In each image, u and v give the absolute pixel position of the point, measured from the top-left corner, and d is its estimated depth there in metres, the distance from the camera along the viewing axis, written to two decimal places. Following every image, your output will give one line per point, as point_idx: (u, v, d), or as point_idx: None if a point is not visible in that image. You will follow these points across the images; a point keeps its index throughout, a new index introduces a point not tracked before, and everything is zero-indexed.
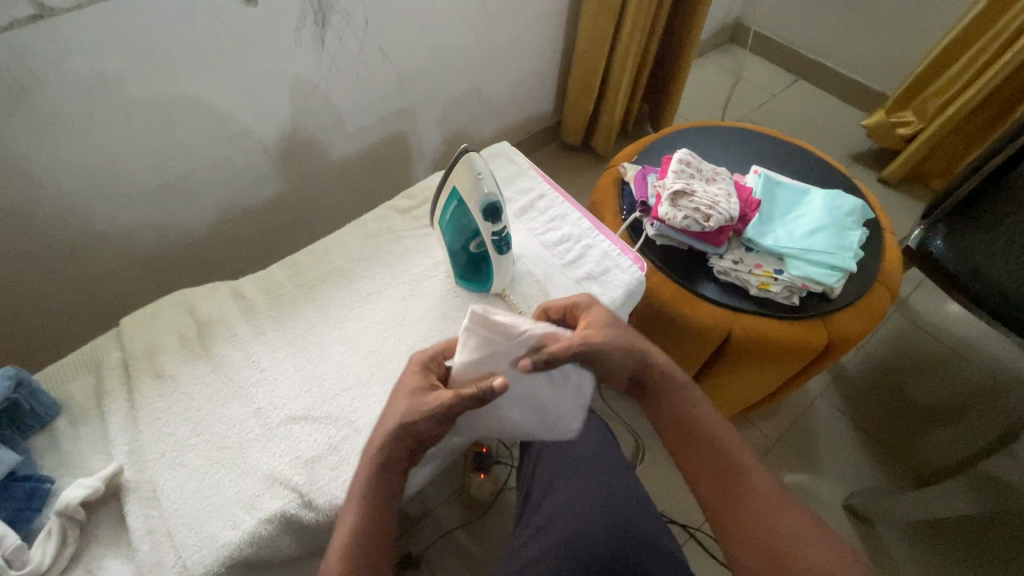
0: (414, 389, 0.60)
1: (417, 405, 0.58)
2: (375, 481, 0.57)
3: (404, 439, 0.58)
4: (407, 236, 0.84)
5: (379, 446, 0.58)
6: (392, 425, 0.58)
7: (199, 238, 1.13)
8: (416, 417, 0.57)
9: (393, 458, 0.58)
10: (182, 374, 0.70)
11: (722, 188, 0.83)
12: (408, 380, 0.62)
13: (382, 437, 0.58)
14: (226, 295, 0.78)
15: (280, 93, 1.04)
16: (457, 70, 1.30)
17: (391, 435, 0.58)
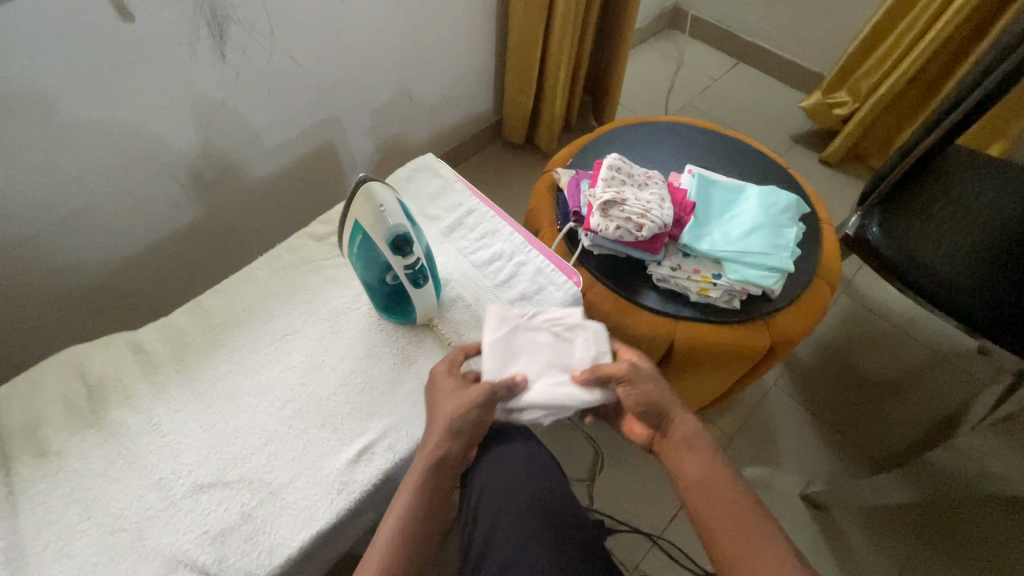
0: (455, 391, 0.63)
1: (465, 401, 0.61)
2: (427, 494, 0.59)
3: (460, 437, 0.61)
4: (326, 266, 0.78)
5: (425, 461, 0.60)
6: (445, 422, 0.61)
7: (105, 277, 1.02)
8: (464, 410, 0.61)
9: (448, 456, 0.61)
10: (70, 448, 0.62)
11: (655, 194, 0.80)
12: (440, 387, 0.63)
13: (433, 442, 0.61)
14: (121, 349, 0.69)
15: (183, 116, 0.94)
16: (383, 75, 1.22)
17: (444, 434, 0.61)
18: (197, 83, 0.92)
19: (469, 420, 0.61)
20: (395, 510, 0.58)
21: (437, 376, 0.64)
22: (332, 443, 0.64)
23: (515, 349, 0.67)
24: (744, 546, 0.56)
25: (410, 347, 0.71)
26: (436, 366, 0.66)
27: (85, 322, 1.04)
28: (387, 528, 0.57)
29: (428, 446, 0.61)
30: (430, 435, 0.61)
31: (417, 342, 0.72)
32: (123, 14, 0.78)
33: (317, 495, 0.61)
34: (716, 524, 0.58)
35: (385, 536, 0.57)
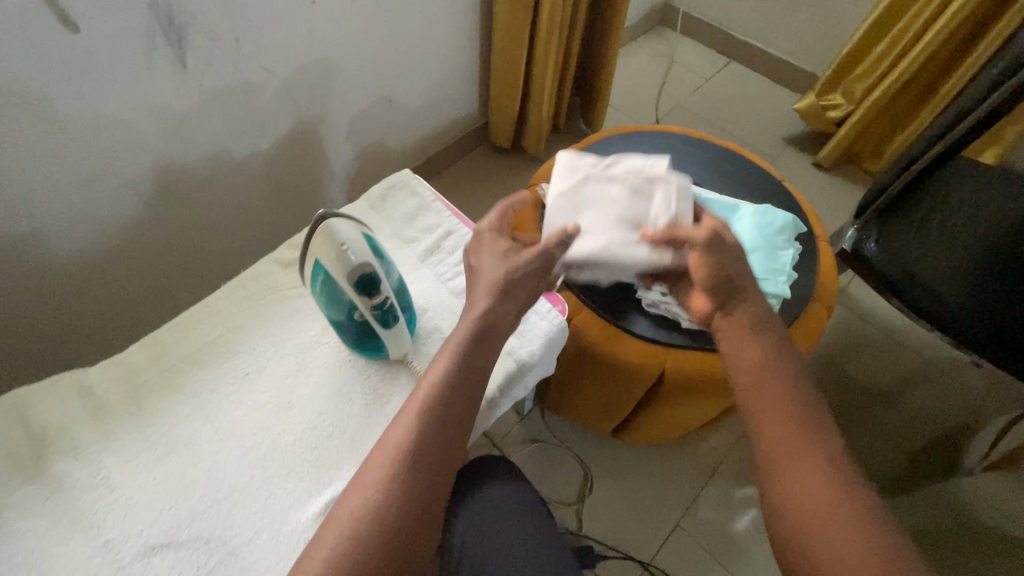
0: (506, 252, 0.62)
1: (517, 263, 0.60)
2: (469, 358, 0.54)
3: (509, 298, 0.58)
4: (293, 296, 0.72)
5: (468, 329, 0.55)
6: (498, 278, 0.58)
7: (65, 303, 0.95)
8: (519, 267, 0.59)
9: (496, 321, 0.56)
10: (9, 508, 0.57)
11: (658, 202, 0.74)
12: (487, 243, 0.63)
13: (479, 304, 0.56)
14: (68, 392, 0.64)
15: (142, 130, 0.88)
16: (359, 80, 1.16)
17: (491, 294, 0.57)
18: (155, 95, 0.86)
19: (519, 279, 0.59)
20: (427, 380, 0.52)
21: (483, 230, 0.64)
22: (298, 495, 0.60)
23: (584, 201, 0.76)
24: (800, 449, 0.49)
25: (383, 385, 0.66)
26: (482, 222, 0.65)
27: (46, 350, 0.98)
28: (411, 404, 0.51)
29: (473, 308, 0.56)
30: (474, 301, 0.57)
31: (391, 379, 0.67)
32: (67, 23, 0.72)
33: (281, 553, 0.56)
34: (773, 419, 0.51)
35: (409, 411, 0.50)
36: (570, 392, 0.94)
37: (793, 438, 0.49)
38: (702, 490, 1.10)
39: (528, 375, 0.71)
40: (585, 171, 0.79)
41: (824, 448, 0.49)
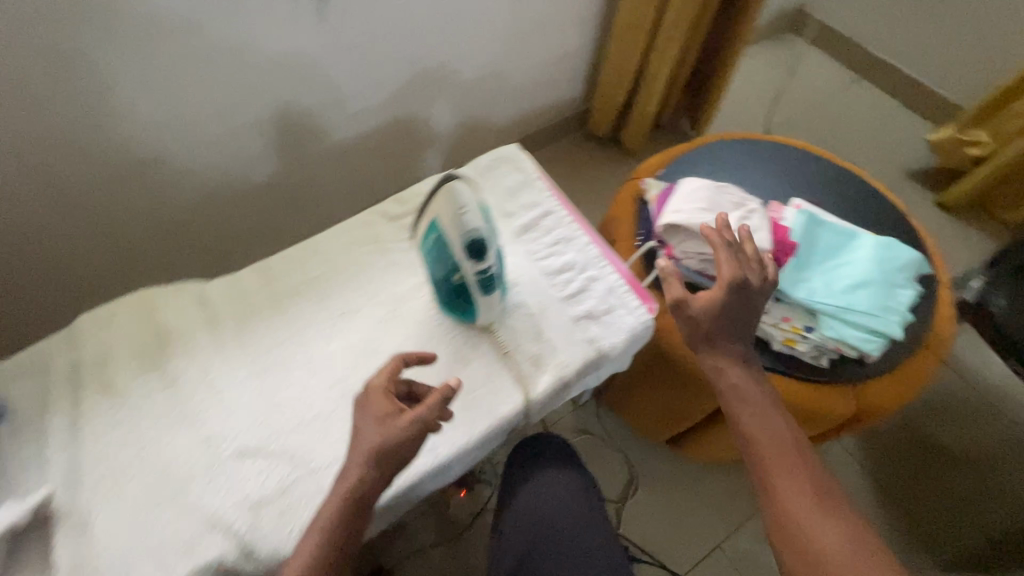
0: (386, 422, 0.55)
1: (393, 432, 0.55)
2: (349, 521, 0.53)
3: (382, 468, 0.55)
4: (392, 249, 0.76)
5: (349, 479, 0.54)
6: (367, 449, 0.54)
7: (181, 222, 1.02)
8: (392, 444, 0.54)
9: (371, 491, 0.54)
10: (131, 389, 0.64)
11: (759, 221, 0.72)
12: (371, 410, 0.57)
13: (354, 468, 0.54)
14: (189, 300, 0.71)
15: (274, 71, 0.93)
16: (474, 49, 1.17)
17: (366, 462, 0.54)
18: (292, 41, 0.91)
19: (392, 450, 0.55)
20: (318, 522, 0.53)
21: (370, 390, 0.58)
22: None
23: (684, 212, 0.72)
24: (847, 559, 0.50)
25: (464, 350, 0.68)
26: (373, 379, 0.58)
27: (156, 258, 1.05)
28: (304, 547, 0.52)
29: (348, 471, 0.55)
30: (351, 461, 0.55)
31: (473, 345, 0.69)
32: None
33: None
34: (813, 533, 0.52)
35: (302, 553, 0.52)
36: (634, 392, 0.93)
37: (838, 556, 0.51)
38: (748, 517, 1.06)
39: (603, 367, 0.70)
40: (696, 190, 0.74)
41: (862, 549, 0.51)
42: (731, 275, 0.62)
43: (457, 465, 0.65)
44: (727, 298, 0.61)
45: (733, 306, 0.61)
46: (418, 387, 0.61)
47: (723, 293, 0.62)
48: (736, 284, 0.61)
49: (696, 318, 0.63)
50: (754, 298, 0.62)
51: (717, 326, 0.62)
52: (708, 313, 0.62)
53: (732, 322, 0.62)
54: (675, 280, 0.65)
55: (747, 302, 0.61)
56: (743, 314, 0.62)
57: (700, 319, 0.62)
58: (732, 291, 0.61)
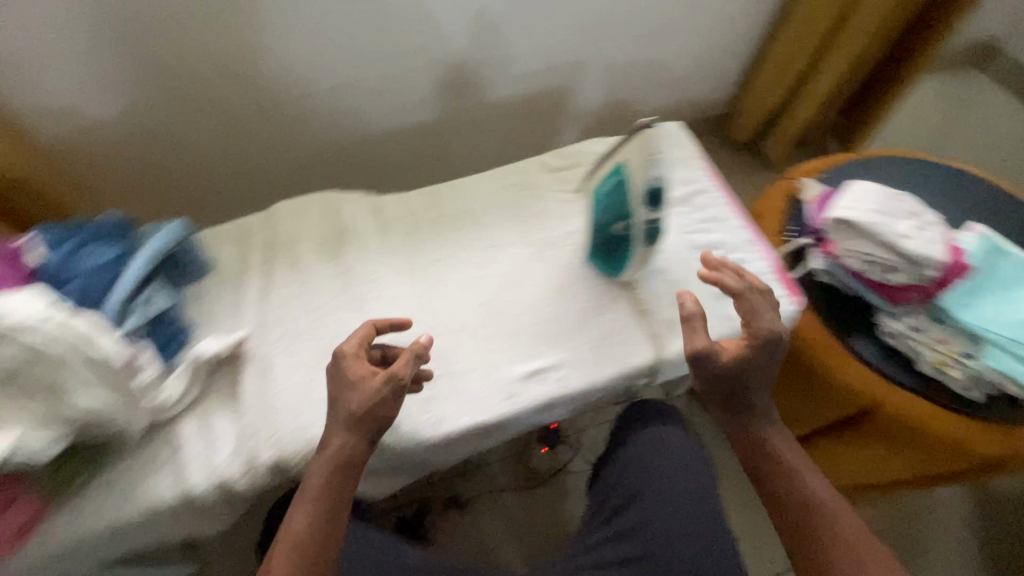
0: (360, 384, 0.58)
1: (369, 393, 0.57)
2: (339, 488, 0.56)
3: (362, 431, 0.57)
4: (548, 196, 0.81)
5: (334, 446, 0.57)
6: (346, 411, 0.57)
7: (348, 147, 1.12)
8: (368, 404, 0.56)
9: (354, 455, 0.57)
10: (312, 270, 0.74)
11: (936, 235, 0.68)
12: (347, 376, 0.58)
13: (338, 436, 0.57)
14: (365, 208, 0.80)
15: (462, 21, 0.99)
16: (641, 30, 1.17)
17: (346, 427, 0.57)
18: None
19: (370, 409, 0.57)
20: (307, 490, 0.56)
21: (342, 355, 0.60)
22: (512, 354, 0.69)
23: (856, 211, 0.69)
24: None
25: (604, 300, 0.72)
26: (344, 345, 0.60)
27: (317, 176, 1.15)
28: (300, 515, 0.54)
29: (331, 440, 0.57)
30: (333, 428, 0.57)
31: (612, 299, 0.72)
32: None
33: (486, 392, 0.66)
34: None
35: (298, 520, 0.54)
36: (745, 390, 0.93)
37: None
38: None
39: None
40: (871, 192, 0.71)
41: None
42: (761, 330, 0.63)
43: (578, 402, 0.69)
44: (752, 352, 0.62)
45: (757, 362, 0.62)
46: (390, 351, 0.64)
47: (750, 347, 0.62)
48: (764, 339, 0.63)
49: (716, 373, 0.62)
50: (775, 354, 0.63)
51: (739, 380, 0.63)
52: (729, 367, 0.62)
53: (753, 377, 0.63)
54: (699, 321, 0.64)
55: (770, 358, 0.63)
56: (763, 369, 0.63)
57: (723, 372, 0.62)
58: (758, 344, 0.62)
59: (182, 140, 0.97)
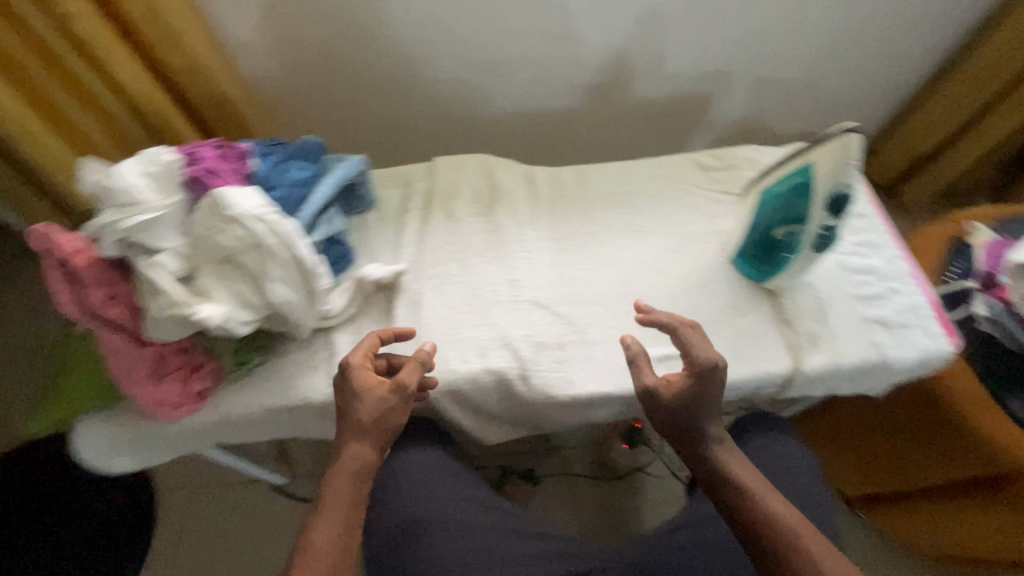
0: (369, 393, 0.59)
1: (377, 400, 0.59)
2: (353, 496, 0.56)
3: (375, 439, 0.59)
4: (697, 193, 0.82)
5: (348, 459, 0.57)
6: (356, 417, 0.58)
7: (490, 120, 1.18)
8: (379, 409, 0.59)
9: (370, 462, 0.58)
10: (466, 222, 0.79)
11: None
12: (355, 386, 0.59)
13: (353, 452, 0.58)
14: (519, 176, 0.84)
15: (628, 16, 1.01)
16: (801, 51, 1.13)
17: (359, 434, 0.58)
18: None
19: (380, 416, 0.59)
20: (324, 508, 0.55)
21: (351, 366, 0.60)
22: (644, 336, 0.70)
23: None
24: None
25: (744, 302, 0.72)
26: (350, 356, 0.60)
27: (457, 144, 1.23)
28: (320, 531, 0.53)
29: (346, 454, 0.58)
30: (351, 443, 0.58)
31: (752, 303, 0.72)
32: None
33: (617, 365, 0.68)
34: None
35: (319, 536, 0.53)
36: (856, 431, 0.90)
37: None
38: None
39: (873, 378, 0.69)
40: None
41: None
42: (692, 358, 0.61)
43: None
44: (687, 384, 0.60)
45: (695, 393, 0.60)
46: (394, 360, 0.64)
47: (685, 378, 0.61)
48: (698, 366, 0.60)
49: (657, 406, 0.62)
50: (718, 385, 0.60)
51: (681, 415, 0.60)
52: (678, 400, 0.60)
53: (696, 411, 0.60)
54: (643, 361, 0.64)
55: (709, 385, 0.60)
56: (705, 398, 0.60)
57: (668, 408, 0.60)
58: (692, 377, 0.60)
59: (352, 87, 1.08)
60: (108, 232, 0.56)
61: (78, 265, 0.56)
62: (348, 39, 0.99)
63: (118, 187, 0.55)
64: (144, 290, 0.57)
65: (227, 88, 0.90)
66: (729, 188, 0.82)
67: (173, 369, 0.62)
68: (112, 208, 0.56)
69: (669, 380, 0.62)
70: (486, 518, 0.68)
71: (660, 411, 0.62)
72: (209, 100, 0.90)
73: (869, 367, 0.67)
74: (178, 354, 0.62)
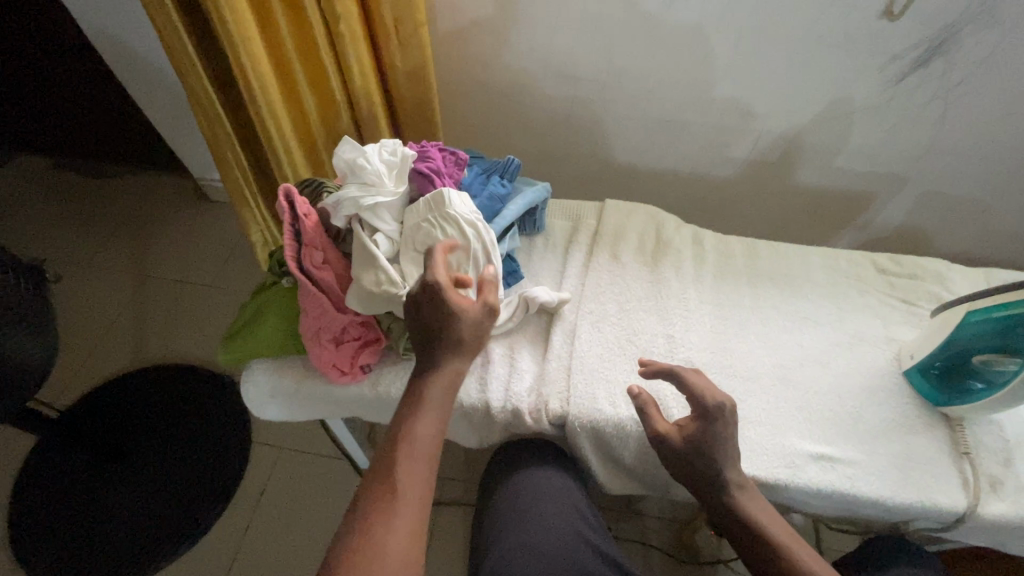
0: (462, 311, 0.54)
1: (469, 319, 0.55)
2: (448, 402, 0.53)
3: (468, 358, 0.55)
4: (872, 294, 0.79)
5: (423, 428, 0.50)
6: (450, 333, 0.54)
7: (643, 173, 1.21)
8: (470, 329, 0.55)
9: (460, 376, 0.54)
10: (629, 267, 0.80)
11: None
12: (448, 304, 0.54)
13: (427, 421, 0.51)
14: (687, 235, 0.84)
15: (815, 104, 1.01)
16: (990, 173, 1.07)
17: (452, 348, 0.54)
18: (852, 90, 0.98)
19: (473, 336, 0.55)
20: (399, 474, 0.47)
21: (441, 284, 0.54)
22: (801, 429, 0.67)
23: None
24: None
25: (915, 421, 0.67)
26: (435, 274, 0.55)
27: (603, 187, 1.27)
28: (421, 429, 0.50)
29: (416, 422, 0.51)
30: (424, 411, 0.51)
31: (924, 424, 0.67)
32: (885, 13, 0.86)
33: (769, 450, 0.65)
34: None
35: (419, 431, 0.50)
36: None
37: None
38: None
39: None
40: None
41: None
42: (700, 402, 0.60)
43: (850, 507, 0.65)
44: (695, 428, 0.60)
45: (702, 437, 0.59)
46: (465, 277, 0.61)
47: (694, 423, 0.60)
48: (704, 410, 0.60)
49: (669, 455, 0.61)
50: (724, 429, 0.59)
51: (693, 461, 0.59)
52: (688, 445, 0.60)
53: (705, 458, 0.58)
54: (653, 408, 0.63)
55: (715, 430, 0.59)
56: (715, 445, 0.58)
57: (679, 454, 0.60)
58: (698, 419, 0.60)
59: (528, 116, 1.15)
60: (346, 204, 0.62)
61: (308, 226, 0.63)
62: (538, 72, 1.06)
63: (367, 168, 0.64)
64: (360, 262, 0.62)
65: (432, 97, 0.99)
66: (909, 297, 0.78)
67: (350, 337, 0.67)
68: (357, 184, 0.64)
69: (679, 428, 0.61)
70: (574, 552, 0.64)
71: (677, 465, 0.61)
72: (412, 104, 1.00)
73: None
74: (358, 325, 0.67)
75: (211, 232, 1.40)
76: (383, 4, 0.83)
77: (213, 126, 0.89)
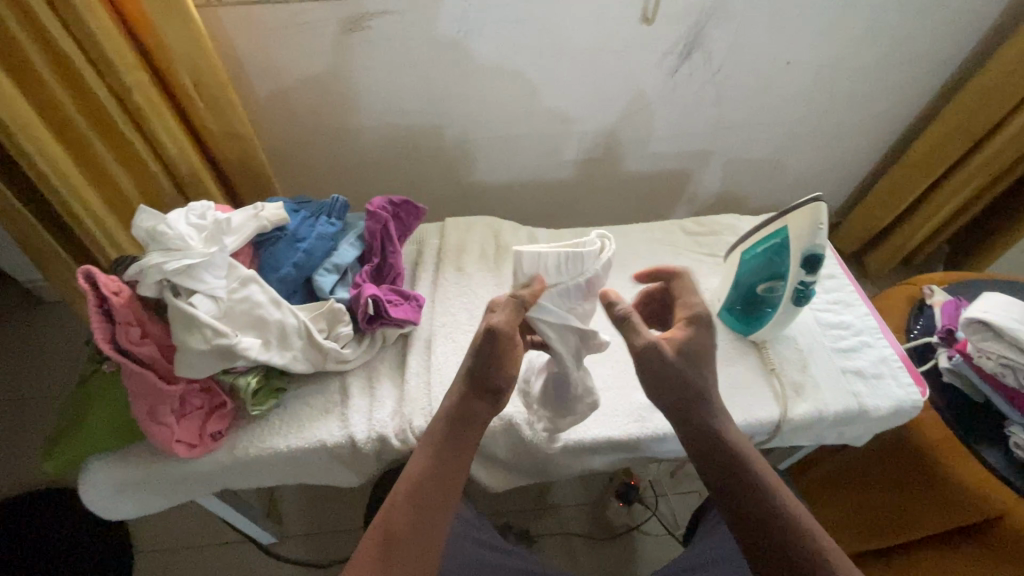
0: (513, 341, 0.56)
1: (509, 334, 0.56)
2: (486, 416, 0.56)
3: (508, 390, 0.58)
4: (685, 254, 0.90)
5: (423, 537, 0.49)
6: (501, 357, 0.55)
7: (490, 187, 1.29)
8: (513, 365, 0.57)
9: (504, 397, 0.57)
10: (475, 275, 0.85)
11: None
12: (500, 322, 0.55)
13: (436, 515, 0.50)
14: (523, 236, 0.92)
15: (616, 101, 1.15)
16: (768, 135, 1.27)
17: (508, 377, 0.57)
18: (642, 86, 1.13)
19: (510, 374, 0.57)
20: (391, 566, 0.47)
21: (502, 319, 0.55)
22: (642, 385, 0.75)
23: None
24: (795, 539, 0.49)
25: (732, 354, 0.78)
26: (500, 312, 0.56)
27: (458, 207, 1.33)
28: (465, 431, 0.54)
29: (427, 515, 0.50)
30: (433, 517, 0.50)
31: (740, 353, 0.78)
32: (644, 19, 1.00)
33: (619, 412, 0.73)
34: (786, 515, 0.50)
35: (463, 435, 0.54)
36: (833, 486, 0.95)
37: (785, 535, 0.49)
38: None
39: (856, 424, 0.74)
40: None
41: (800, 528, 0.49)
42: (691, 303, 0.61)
43: None
44: (690, 332, 0.58)
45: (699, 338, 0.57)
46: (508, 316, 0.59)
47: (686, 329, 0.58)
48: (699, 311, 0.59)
49: (663, 363, 0.55)
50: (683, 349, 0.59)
51: (690, 371, 0.55)
52: (682, 352, 0.56)
53: (698, 364, 0.55)
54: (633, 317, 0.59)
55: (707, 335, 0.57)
56: (706, 352, 0.57)
57: (674, 360, 0.55)
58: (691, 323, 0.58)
59: (367, 154, 1.18)
60: (152, 271, 0.60)
61: (119, 304, 0.60)
62: (365, 112, 1.09)
63: (169, 234, 0.62)
64: (176, 330, 0.61)
65: (259, 154, 0.98)
66: (713, 250, 0.91)
67: (193, 407, 0.65)
68: (159, 251, 0.62)
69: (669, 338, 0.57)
70: None
71: (668, 373, 0.54)
72: (240, 163, 0.99)
73: (850, 414, 0.73)
74: (200, 393, 0.65)
75: (52, 335, 1.26)
76: (179, 69, 0.83)
77: (12, 220, 0.82)
